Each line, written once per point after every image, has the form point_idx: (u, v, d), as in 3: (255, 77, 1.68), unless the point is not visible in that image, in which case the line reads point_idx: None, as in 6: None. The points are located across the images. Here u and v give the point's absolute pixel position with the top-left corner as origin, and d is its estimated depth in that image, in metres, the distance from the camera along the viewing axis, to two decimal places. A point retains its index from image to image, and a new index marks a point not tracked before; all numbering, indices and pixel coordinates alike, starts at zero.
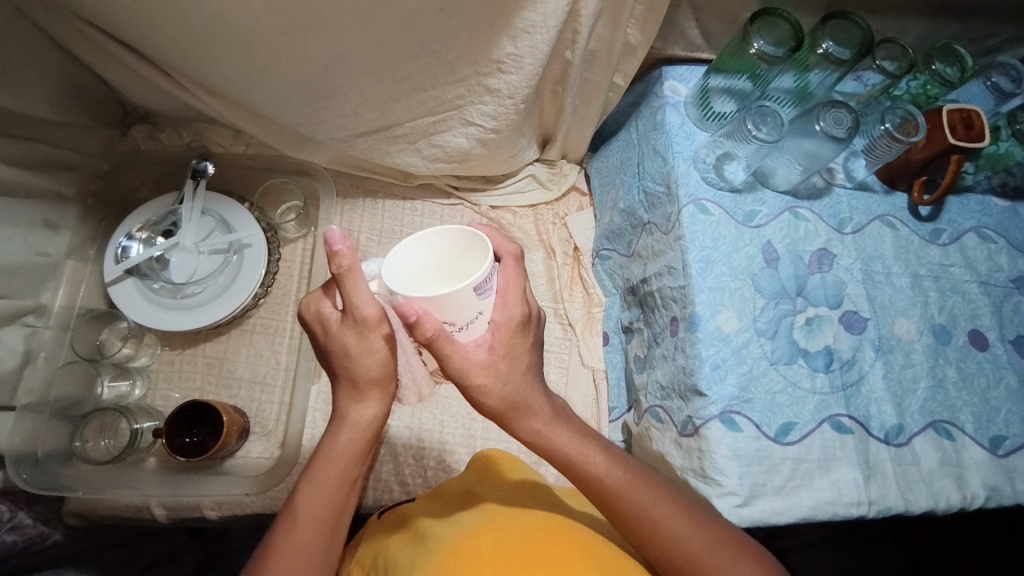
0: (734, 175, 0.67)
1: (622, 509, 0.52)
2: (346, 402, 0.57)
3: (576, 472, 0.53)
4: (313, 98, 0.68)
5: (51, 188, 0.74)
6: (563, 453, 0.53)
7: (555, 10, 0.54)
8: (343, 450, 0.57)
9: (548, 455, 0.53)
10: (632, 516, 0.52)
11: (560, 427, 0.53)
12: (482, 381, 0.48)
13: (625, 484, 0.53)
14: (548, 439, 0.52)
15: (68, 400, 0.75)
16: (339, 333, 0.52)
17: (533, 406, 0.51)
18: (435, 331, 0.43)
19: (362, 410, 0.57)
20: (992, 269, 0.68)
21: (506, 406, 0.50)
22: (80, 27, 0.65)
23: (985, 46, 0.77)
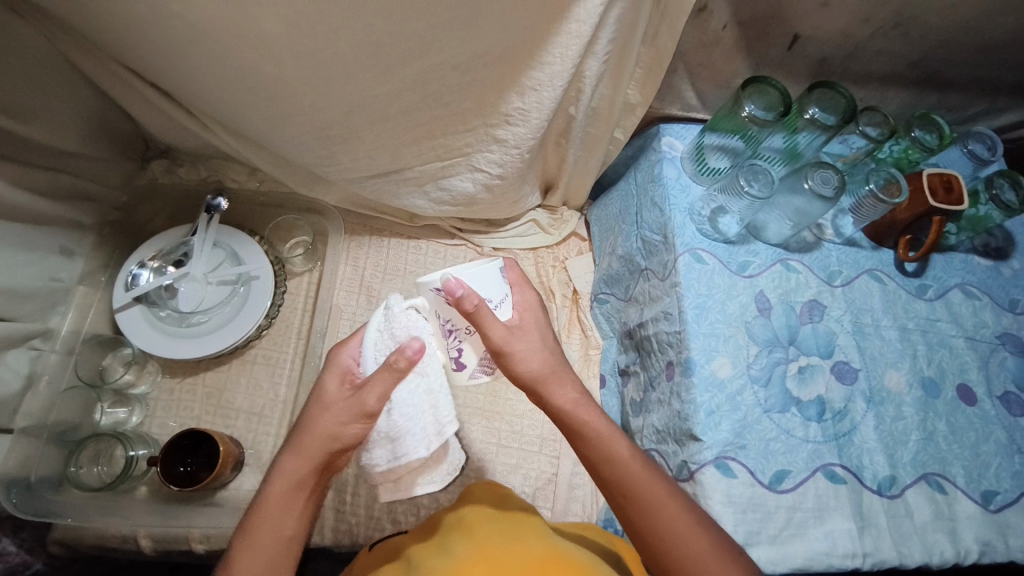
0: (728, 227, 0.70)
1: (633, 496, 0.53)
2: (285, 462, 0.54)
3: (595, 452, 0.55)
4: (330, 142, 0.72)
5: (71, 217, 0.77)
6: (587, 428, 0.55)
7: (562, 71, 0.58)
8: (278, 507, 0.53)
9: (573, 432, 0.55)
10: (642, 505, 0.52)
11: (591, 406, 0.56)
12: (518, 348, 0.52)
13: (641, 469, 0.54)
14: (576, 414, 0.55)
15: (64, 424, 0.75)
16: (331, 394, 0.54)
17: (566, 376, 0.56)
18: (479, 302, 0.47)
19: (295, 474, 0.54)
20: (978, 324, 0.70)
21: (544, 372, 0.54)
22: (117, 70, 0.69)
23: (962, 115, 0.82)
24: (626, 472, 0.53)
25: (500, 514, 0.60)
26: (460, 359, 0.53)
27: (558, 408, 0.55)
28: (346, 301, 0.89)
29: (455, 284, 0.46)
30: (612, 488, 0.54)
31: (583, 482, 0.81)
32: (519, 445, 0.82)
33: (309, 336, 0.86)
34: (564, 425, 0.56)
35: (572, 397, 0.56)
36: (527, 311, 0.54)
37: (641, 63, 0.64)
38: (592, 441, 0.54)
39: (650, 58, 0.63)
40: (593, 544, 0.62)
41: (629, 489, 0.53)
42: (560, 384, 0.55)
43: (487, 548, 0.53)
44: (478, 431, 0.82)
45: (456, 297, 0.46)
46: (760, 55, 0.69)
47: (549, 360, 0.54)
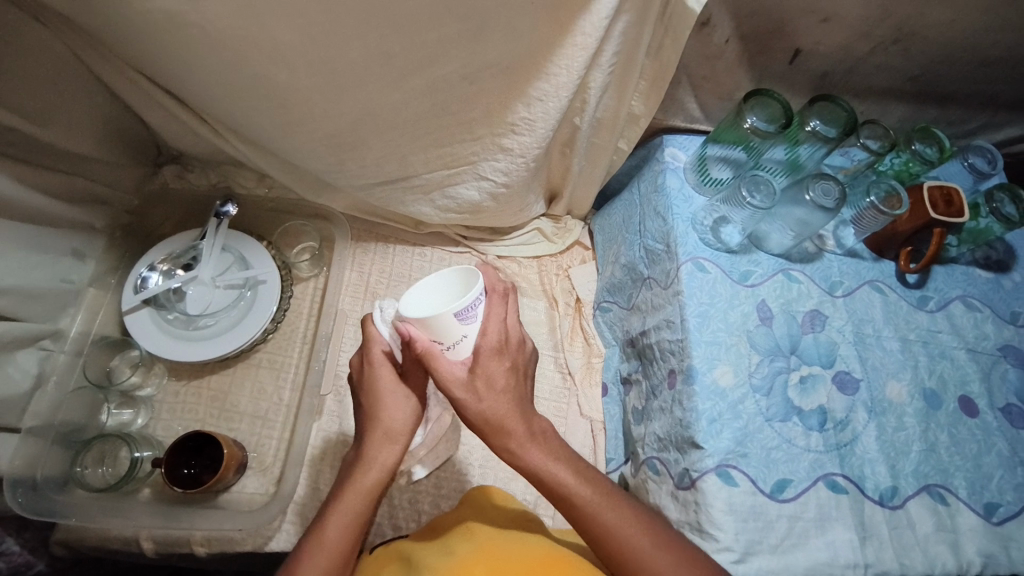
0: (730, 237, 0.71)
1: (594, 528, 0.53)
2: (375, 447, 0.60)
3: (552, 489, 0.55)
4: (339, 149, 0.73)
5: (84, 220, 0.78)
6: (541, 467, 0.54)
7: (567, 82, 0.60)
8: (366, 487, 0.59)
9: (529, 470, 0.55)
10: (603, 536, 0.53)
11: (538, 445, 0.55)
12: (471, 394, 0.52)
13: (599, 503, 0.54)
14: (519, 459, 0.55)
15: (71, 424, 0.76)
16: (383, 380, 0.60)
17: (512, 424, 0.54)
18: (421, 348, 0.51)
19: (382, 456, 0.60)
20: (979, 337, 0.70)
21: (487, 422, 0.53)
22: (133, 78, 0.71)
23: (962, 130, 0.83)
24: (584, 506, 0.53)
25: (498, 519, 0.61)
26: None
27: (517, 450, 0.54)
28: (351, 306, 0.90)
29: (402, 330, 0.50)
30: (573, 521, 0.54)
31: None
32: None
33: (313, 340, 0.86)
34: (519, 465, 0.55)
35: (519, 442, 0.54)
36: (493, 357, 0.52)
37: (645, 75, 0.65)
38: (547, 479, 0.54)
39: (653, 71, 0.64)
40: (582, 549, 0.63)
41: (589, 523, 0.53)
42: (515, 426, 0.54)
43: (489, 548, 0.54)
44: (480, 437, 0.82)
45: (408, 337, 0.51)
46: (762, 68, 0.70)
47: (504, 406, 0.53)
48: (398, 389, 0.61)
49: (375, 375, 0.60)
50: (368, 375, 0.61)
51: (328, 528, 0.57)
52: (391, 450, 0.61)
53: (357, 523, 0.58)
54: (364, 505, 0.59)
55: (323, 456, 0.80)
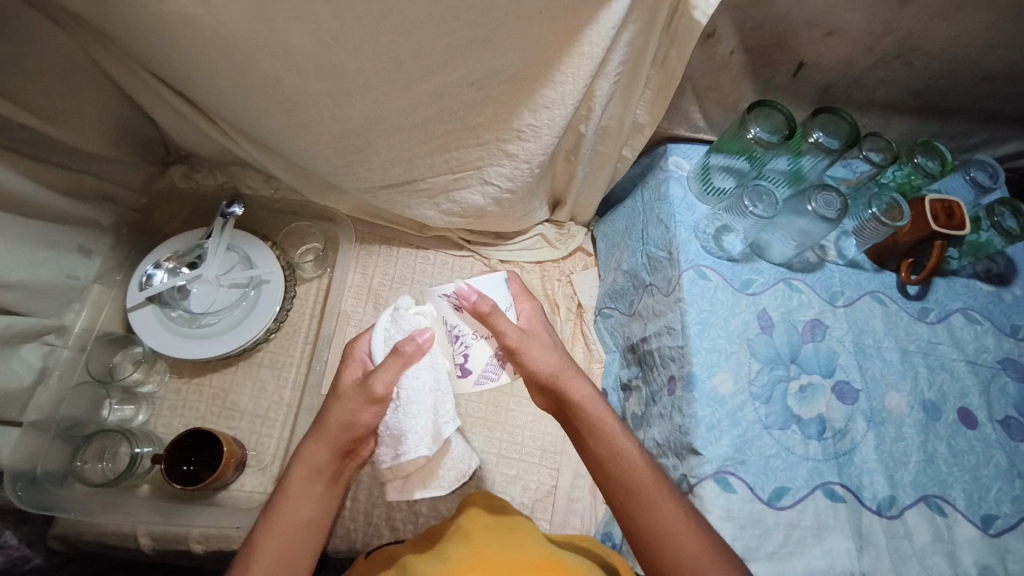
0: (732, 245, 0.71)
1: (636, 492, 0.53)
2: (307, 447, 0.59)
3: (604, 447, 0.56)
4: (346, 151, 0.74)
5: (92, 218, 0.79)
6: (597, 422, 0.57)
7: (573, 90, 0.61)
8: (300, 490, 0.58)
9: (584, 425, 0.58)
10: (644, 502, 0.53)
11: (602, 404, 0.59)
12: (528, 350, 0.58)
13: (645, 466, 0.55)
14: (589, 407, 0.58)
15: (72, 419, 0.77)
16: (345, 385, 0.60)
17: (579, 375, 0.60)
18: (490, 307, 0.57)
19: (317, 456, 0.59)
20: (979, 349, 0.70)
21: (558, 371, 0.59)
22: (146, 79, 0.72)
23: (964, 144, 0.84)
24: (630, 468, 0.55)
25: (497, 523, 0.60)
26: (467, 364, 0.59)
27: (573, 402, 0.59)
28: (354, 307, 0.91)
29: (469, 291, 0.57)
30: (615, 485, 0.55)
31: (582, 496, 0.80)
32: (520, 456, 0.82)
33: (316, 341, 0.87)
34: (574, 418, 0.59)
35: (586, 395, 0.59)
36: (534, 317, 0.63)
37: (651, 85, 0.66)
38: (601, 435, 0.57)
39: (659, 81, 0.65)
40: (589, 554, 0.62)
41: (632, 485, 0.54)
42: (575, 379, 0.60)
43: (487, 554, 0.54)
44: (479, 441, 0.82)
45: (470, 304, 0.57)
46: (766, 80, 0.71)
47: (558, 363, 0.59)
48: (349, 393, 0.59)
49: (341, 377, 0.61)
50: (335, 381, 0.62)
51: (261, 542, 0.55)
52: (326, 449, 0.59)
53: (291, 533, 0.56)
54: (298, 513, 0.57)
55: None
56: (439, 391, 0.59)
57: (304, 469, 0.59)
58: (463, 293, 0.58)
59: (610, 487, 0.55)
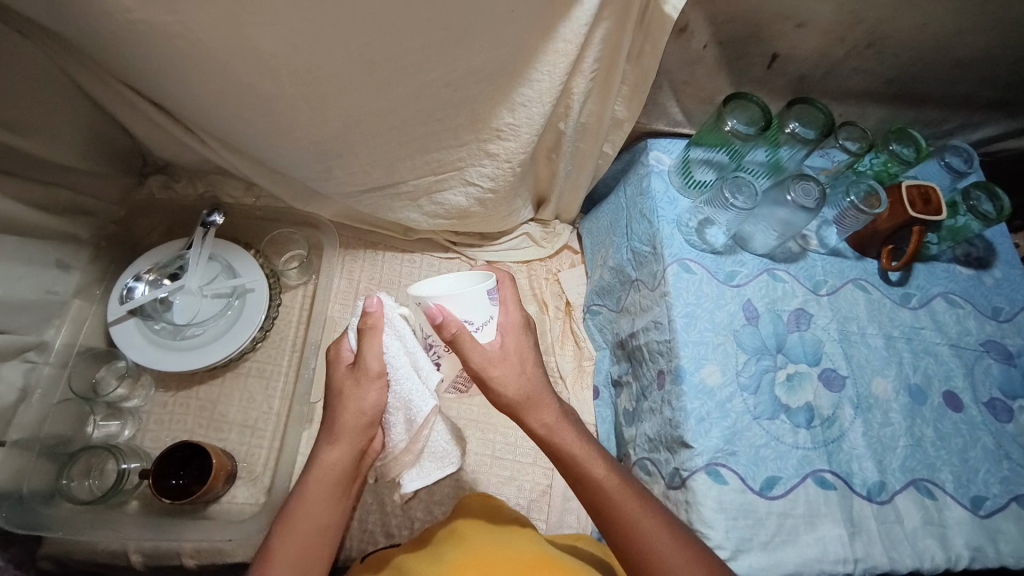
0: (715, 238, 0.72)
1: (611, 514, 0.53)
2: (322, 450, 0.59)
3: (573, 471, 0.55)
4: (326, 156, 0.73)
5: (69, 231, 0.78)
6: (564, 447, 0.56)
7: (550, 88, 0.61)
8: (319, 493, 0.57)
9: (551, 450, 0.56)
10: (623, 524, 0.52)
11: (569, 427, 0.57)
12: (498, 373, 0.55)
13: (619, 490, 0.54)
14: (553, 435, 0.56)
15: (57, 437, 0.75)
16: (340, 377, 0.58)
17: (545, 397, 0.57)
18: (456, 329, 0.52)
19: (331, 456, 0.58)
20: (962, 332, 0.71)
21: (522, 396, 0.56)
22: (118, 89, 0.71)
23: (940, 130, 0.85)
24: (603, 491, 0.54)
25: (493, 525, 0.60)
26: (442, 367, 0.60)
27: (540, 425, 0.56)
28: (341, 315, 0.90)
29: (436, 312, 0.51)
30: (591, 506, 0.54)
31: (578, 494, 0.80)
32: (513, 457, 0.82)
33: (303, 349, 0.86)
34: (541, 443, 0.57)
35: (549, 421, 0.56)
36: (508, 336, 0.57)
37: (627, 81, 0.66)
38: (570, 464, 0.55)
39: (635, 76, 0.65)
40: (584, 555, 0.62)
41: (604, 506, 0.53)
42: (540, 403, 0.56)
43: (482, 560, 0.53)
44: (472, 443, 0.82)
45: (436, 325, 0.51)
46: (742, 72, 0.71)
47: (529, 382, 0.56)
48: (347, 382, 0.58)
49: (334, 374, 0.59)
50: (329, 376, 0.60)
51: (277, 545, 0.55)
52: (344, 450, 0.58)
53: (314, 532, 0.56)
54: (316, 515, 0.56)
55: None
56: (411, 372, 0.57)
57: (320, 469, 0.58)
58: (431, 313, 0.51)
59: (586, 507, 0.55)
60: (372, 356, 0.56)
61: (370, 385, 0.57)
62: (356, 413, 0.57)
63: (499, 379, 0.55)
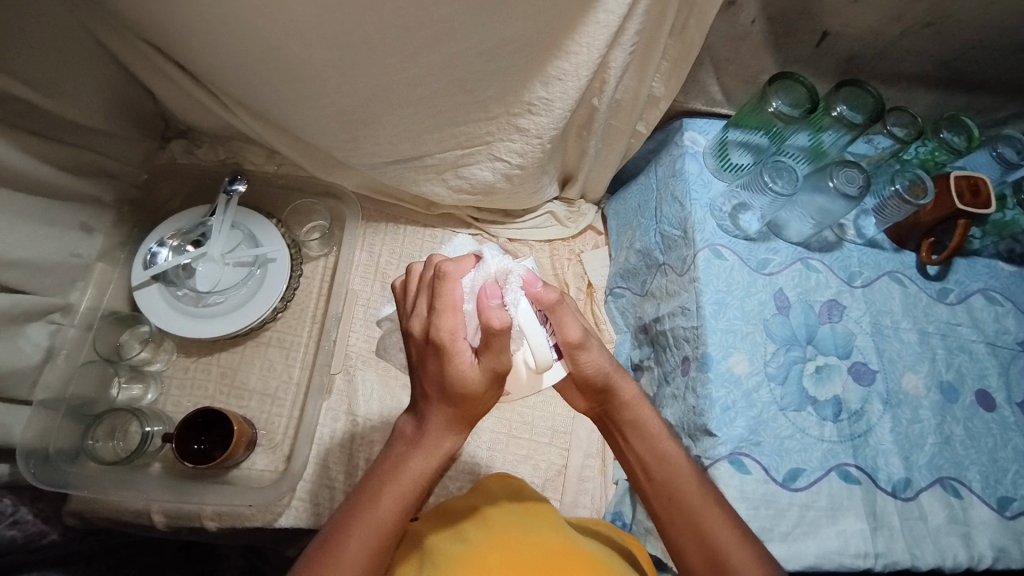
0: (748, 224, 0.70)
1: (679, 499, 0.53)
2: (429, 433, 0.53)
3: (649, 449, 0.56)
4: (353, 126, 0.72)
5: (92, 193, 0.77)
6: (644, 425, 0.56)
7: (587, 61, 0.58)
8: (426, 468, 0.53)
9: (626, 427, 0.57)
10: (686, 510, 0.52)
11: (647, 406, 0.57)
12: (581, 357, 0.52)
13: (689, 473, 0.54)
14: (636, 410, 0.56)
15: (82, 398, 0.76)
16: (461, 378, 0.48)
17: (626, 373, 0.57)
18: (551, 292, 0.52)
19: (443, 442, 0.53)
20: (999, 330, 0.69)
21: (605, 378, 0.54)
22: (143, 49, 0.70)
23: (992, 119, 0.81)
24: (675, 474, 0.54)
25: (517, 508, 0.60)
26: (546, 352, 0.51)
27: (619, 404, 0.56)
28: (361, 286, 0.90)
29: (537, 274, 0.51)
30: (657, 489, 0.54)
31: (593, 476, 0.81)
32: (531, 436, 0.82)
33: (323, 320, 0.86)
34: (619, 419, 0.57)
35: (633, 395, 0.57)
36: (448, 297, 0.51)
37: (667, 56, 0.63)
38: (646, 439, 0.56)
39: (676, 51, 0.62)
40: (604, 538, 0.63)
41: (671, 488, 0.53)
42: (622, 382, 0.56)
43: (505, 539, 0.54)
44: (489, 421, 0.82)
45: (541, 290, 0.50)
46: (787, 51, 0.68)
47: (609, 364, 0.54)
48: (478, 386, 0.48)
49: (463, 378, 0.47)
50: (446, 373, 0.48)
51: (381, 500, 0.52)
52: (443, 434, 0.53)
53: (409, 498, 0.53)
54: (417, 486, 0.53)
55: (333, 435, 0.80)
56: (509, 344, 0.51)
57: (429, 445, 0.53)
58: (526, 282, 0.49)
59: (648, 489, 0.55)
60: (499, 352, 0.46)
61: (490, 389, 0.49)
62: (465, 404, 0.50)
63: (583, 361, 0.52)
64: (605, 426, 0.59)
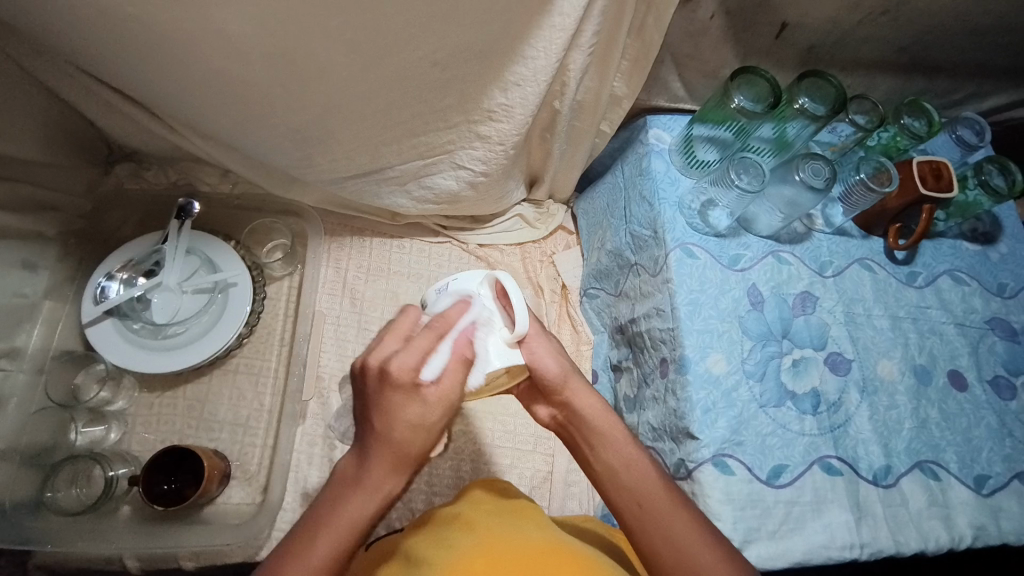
0: (718, 220, 0.69)
1: (648, 502, 0.51)
2: (376, 473, 0.48)
3: (615, 454, 0.54)
4: (305, 143, 0.68)
5: (32, 230, 0.73)
6: (605, 431, 0.55)
7: (545, 66, 0.56)
8: (361, 516, 0.48)
9: (591, 434, 0.55)
10: (652, 517, 0.50)
11: (607, 412, 0.56)
12: (533, 347, 0.53)
13: (655, 475, 0.52)
14: (594, 416, 0.55)
15: (38, 446, 0.73)
16: (406, 404, 0.46)
17: (583, 381, 0.56)
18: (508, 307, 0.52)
19: (387, 486, 0.48)
20: (967, 310, 0.70)
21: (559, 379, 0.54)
22: (74, 74, 0.65)
23: (950, 100, 0.82)
24: (644, 478, 0.52)
25: (497, 509, 0.59)
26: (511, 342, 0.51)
27: (579, 412, 0.55)
28: (329, 305, 0.87)
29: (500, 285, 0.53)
30: (626, 496, 0.52)
31: (579, 479, 0.80)
32: (514, 445, 0.81)
33: (292, 342, 0.83)
34: (583, 428, 0.55)
35: (592, 401, 0.56)
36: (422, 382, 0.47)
37: (628, 55, 0.62)
38: (610, 443, 0.54)
39: (635, 50, 0.61)
40: (588, 532, 0.62)
41: (637, 496, 0.51)
42: (581, 388, 0.56)
43: (490, 542, 0.52)
44: (471, 431, 0.80)
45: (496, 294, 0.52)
46: (747, 44, 0.67)
47: (565, 364, 0.55)
48: (428, 421, 0.47)
49: (405, 404, 0.46)
50: (390, 402, 0.46)
51: (316, 549, 0.46)
52: (394, 479, 0.48)
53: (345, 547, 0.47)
54: (354, 532, 0.48)
55: (310, 460, 0.78)
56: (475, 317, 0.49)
57: (364, 492, 0.48)
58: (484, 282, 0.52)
59: (618, 499, 0.52)
60: (451, 383, 0.47)
61: (434, 421, 0.47)
62: (405, 442, 0.47)
63: (535, 350, 0.53)
64: (568, 440, 0.57)
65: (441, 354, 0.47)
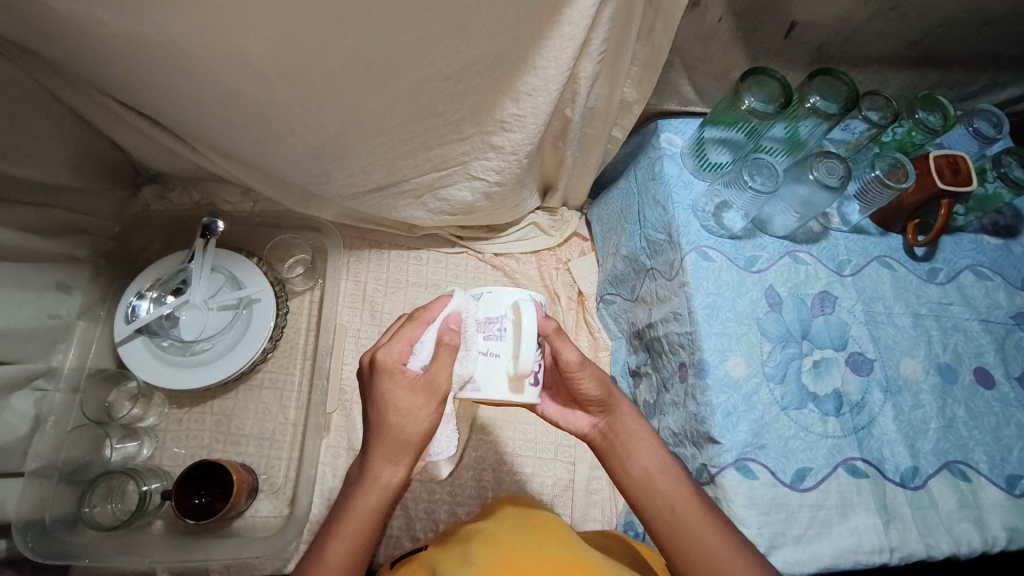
0: (733, 222, 0.69)
1: (681, 509, 0.51)
2: (378, 466, 0.51)
3: (651, 459, 0.54)
4: (323, 160, 0.70)
5: (65, 252, 0.75)
6: (638, 440, 0.55)
7: (556, 76, 0.57)
8: (371, 509, 0.52)
9: (625, 443, 0.56)
10: (685, 527, 0.51)
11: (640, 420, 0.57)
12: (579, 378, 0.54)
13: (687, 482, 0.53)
14: (628, 425, 0.56)
15: (74, 463, 0.74)
16: (390, 390, 0.49)
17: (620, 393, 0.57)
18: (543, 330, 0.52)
19: (390, 477, 0.52)
20: (992, 306, 0.69)
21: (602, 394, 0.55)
22: (103, 101, 0.68)
23: (965, 93, 0.81)
24: (676, 485, 0.53)
25: (521, 523, 0.59)
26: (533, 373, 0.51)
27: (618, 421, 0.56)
28: (350, 317, 0.88)
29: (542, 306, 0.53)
30: (660, 502, 0.52)
31: (601, 487, 0.81)
32: (535, 453, 0.81)
33: (315, 355, 0.85)
34: (618, 436, 0.56)
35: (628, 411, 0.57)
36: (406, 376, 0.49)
37: (637, 61, 0.62)
38: (643, 452, 0.55)
39: (645, 56, 0.61)
40: (611, 545, 0.63)
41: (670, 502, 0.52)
42: (622, 399, 0.57)
43: (512, 559, 0.52)
44: (493, 441, 0.81)
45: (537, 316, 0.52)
46: (756, 44, 0.67)
47: (608, 379, 0.55)
48: (415, 406, 0.49)
49: (392, 396, 0.49)
50: (381, 392, 0.49)
51: (330, 548, 0.51)
52: (398, 469, 0.52)
53: (358, 543, 0.52)
54: (366, 526, 0.52)
55: (336, 472, 0.79)
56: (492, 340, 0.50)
57: (374, 488, 0.52)
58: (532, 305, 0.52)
59: (652, 504, 0.53)
60: (443, 374, 0.49)
61: (419, 412, 0.49)
62: (400, 432, 0.49)
63: (580, 378, 0.54)
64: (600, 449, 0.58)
65: (424, 344, 0.49)
